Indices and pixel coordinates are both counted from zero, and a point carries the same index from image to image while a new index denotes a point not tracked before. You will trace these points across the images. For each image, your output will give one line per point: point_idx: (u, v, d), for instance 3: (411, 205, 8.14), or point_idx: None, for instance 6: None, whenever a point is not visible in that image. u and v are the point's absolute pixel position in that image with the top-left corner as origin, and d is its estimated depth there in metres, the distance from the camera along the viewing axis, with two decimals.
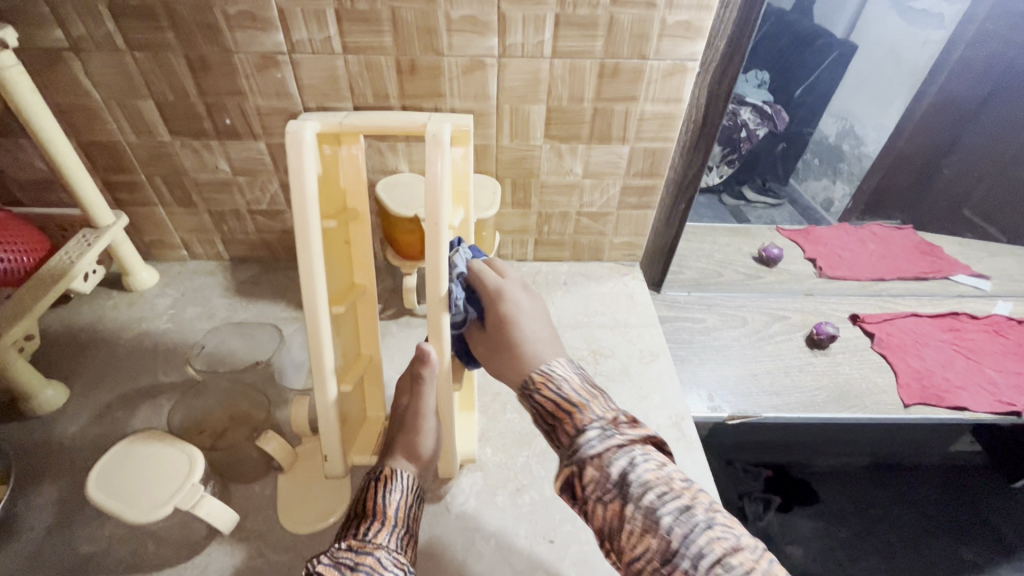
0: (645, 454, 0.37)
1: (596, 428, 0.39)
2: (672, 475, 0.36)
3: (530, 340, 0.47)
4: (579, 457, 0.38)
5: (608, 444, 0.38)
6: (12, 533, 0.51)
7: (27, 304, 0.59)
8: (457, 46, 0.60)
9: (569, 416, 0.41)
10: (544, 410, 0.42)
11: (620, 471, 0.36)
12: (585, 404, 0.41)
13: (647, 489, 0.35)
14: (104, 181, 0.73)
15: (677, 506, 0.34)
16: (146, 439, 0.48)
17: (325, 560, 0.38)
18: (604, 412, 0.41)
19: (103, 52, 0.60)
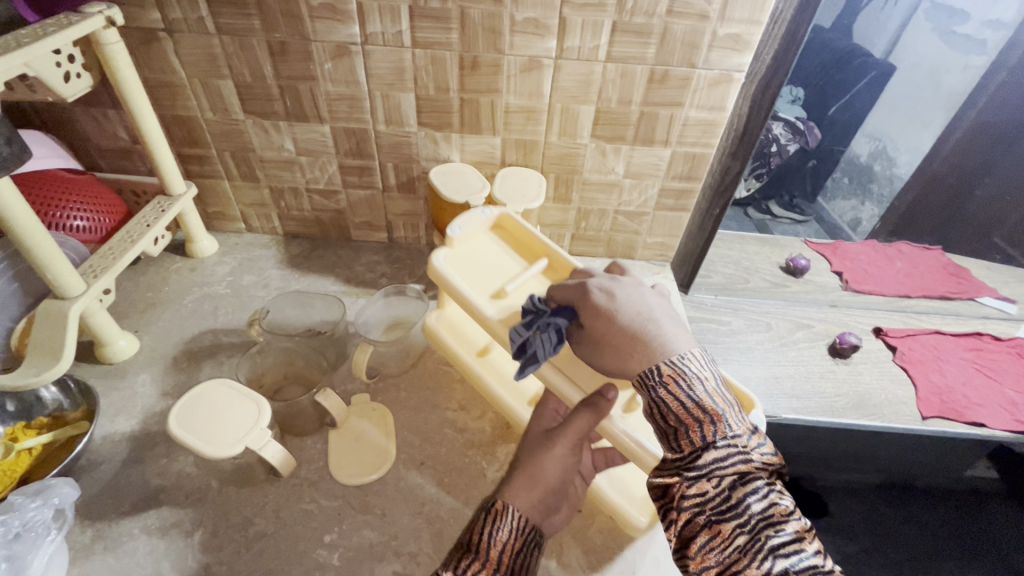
0: (768, 488, 0.36)
1: (724, 448, 0.37)
2: (794, 516, 0.35)
3: (622, 319, 0.44)
4: (700, 469, 0.37)
5: (734, 469, 0.36)
6: (92, 463, 0.57)
7: (109, 261, 0.64)
8: (518, 45, 0.64)
9: (700, 422, 0.38)
10: (670, 409, 0.39)
11: (743, 497, 0.35)
12: (721, 416, 0.38)
13: (765, 523, 0.34)
14: (177, 153, 0.78)
15: (795, 550, 0.34)
16: (216, 387, 0.54)
17: None
18: (737, 428, 0.38)
19: (194, 34, 0.65)
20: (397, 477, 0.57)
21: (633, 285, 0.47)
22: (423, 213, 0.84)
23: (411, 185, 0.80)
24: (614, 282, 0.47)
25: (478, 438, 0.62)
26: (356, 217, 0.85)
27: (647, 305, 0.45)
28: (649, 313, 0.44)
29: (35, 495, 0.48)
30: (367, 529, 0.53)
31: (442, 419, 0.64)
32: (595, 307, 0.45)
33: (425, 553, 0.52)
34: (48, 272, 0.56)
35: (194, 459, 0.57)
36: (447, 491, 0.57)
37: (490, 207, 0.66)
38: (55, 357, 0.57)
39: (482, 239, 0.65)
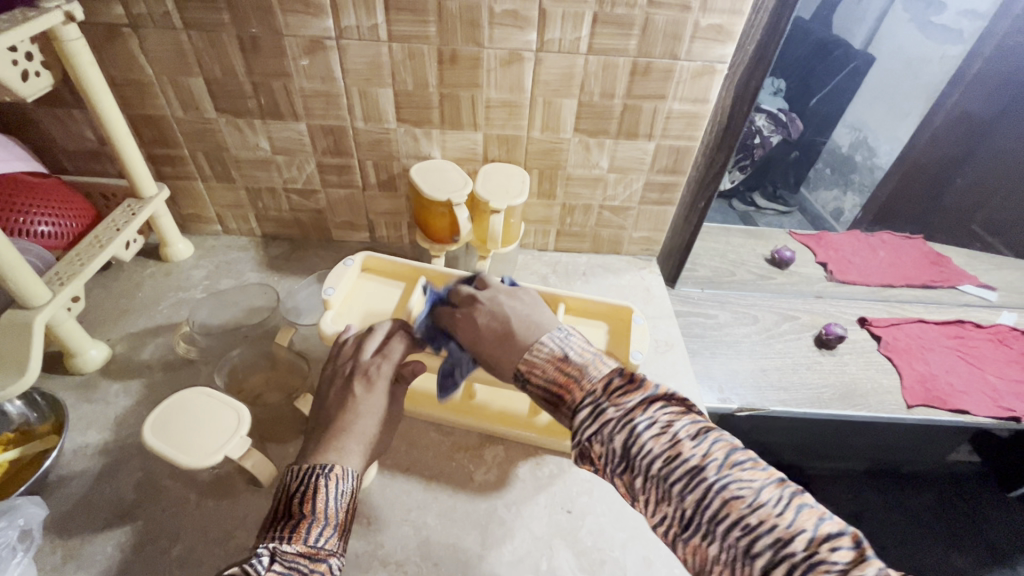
0: (644, 421, 0.37)
1: (590, 405, 0.39)
2: (675, 437, 0.36)
3: (505, 324, 0.46)
4: (580, 439, 0.39)
5: (606, 420, 0.38)
6: (62, 478, 0.54)
7: (76, 268, 0.61)
8: (498, 38, 0.63)
9: (570, 390, 0.41)
10: (545, 391, 0.42)
11: (623, 444, 0.37)
12: (582, 376, 0.41)
13: (651, 458, 0.36)
14: (148, 154, 0.76)
15: (686, 470, 0.35)
16: (195, 396, 0.52)
17: (278, 566, 0.38)
18: (598, 378, 0.40)
19: (160, 30, 0.62)
20: (381, 485, 0.56)
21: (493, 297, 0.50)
22: (405, 212, 0.82)
23: (392, 183, 0.78)
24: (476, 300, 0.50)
25: (464, 441, 0.61)
26: (336, 217, 0.83)
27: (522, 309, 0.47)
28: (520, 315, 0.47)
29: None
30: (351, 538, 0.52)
31: (427, 423, 0.62)
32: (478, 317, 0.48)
33: (411, 562, 0.51)
34: (10, 281, 0.53)
35: (170, 471, 0.55)
36: (434, 497, 0.56)
37: (352, 258, 0.66)
38: (21, 370, 0.54)
39: (361, 286, 0.66)
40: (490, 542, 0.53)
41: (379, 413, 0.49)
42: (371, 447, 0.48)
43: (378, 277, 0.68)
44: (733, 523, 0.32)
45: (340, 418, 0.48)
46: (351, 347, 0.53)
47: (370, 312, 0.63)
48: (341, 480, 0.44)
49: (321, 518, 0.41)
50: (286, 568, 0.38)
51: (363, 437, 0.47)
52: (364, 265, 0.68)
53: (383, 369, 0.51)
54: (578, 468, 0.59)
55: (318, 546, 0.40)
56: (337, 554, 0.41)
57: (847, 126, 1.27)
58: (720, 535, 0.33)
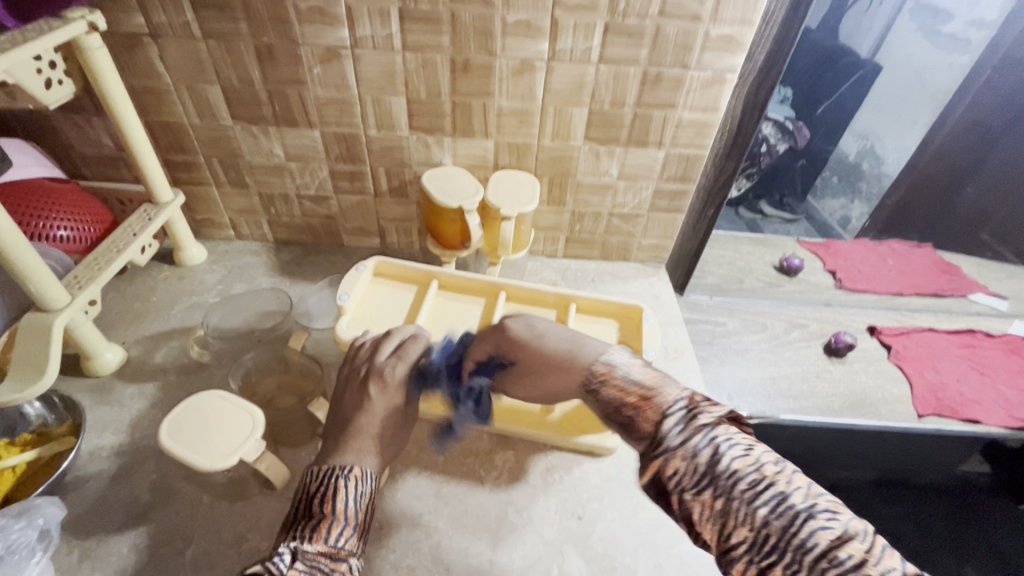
0: (727, 438, 0.36)
1: (680, 416, 0.37)
2: (763, 460, 0.35)
3: (549, 347, 0.47)
4: (662, 450, 0.36)
5: (689, 434, 0.36)
6: (78, 479, 0.55)
7: (94, 272, 0.62)
8: (510, 48, 0.64)
9: (648, 403, 0.39)
10: (616, 402, 0.41)
11: (709, 459, 0.35)
12: (659, 389, 0.40)
13: (739, 477, 0.34)
14: (164, 160, 0.77)
15: (774, 493, 0.33)
16: (212, 398, 0.53)
17: (300, 565, 0.38)
18: (679, 394, 0.39)
19: (179, 39, 0.64)
20: (392, 489, 0.57)
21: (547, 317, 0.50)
22: (416, 218, 0.83)
23: (403, 190, 0.79)
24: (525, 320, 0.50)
25: (475, 446, 0.61)
26: (347, 222, 0.84)
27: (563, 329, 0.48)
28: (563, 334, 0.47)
29: (19, 516, 0.47)
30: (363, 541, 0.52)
31: (438, 427, 0.63)
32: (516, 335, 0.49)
33: (423, 566, 0.51)
34: (31, 284, 0.54)
35: (183, 473, 0.56)
36: (444, 502, 0.56)
37: (364, 263, 0.67)
38: (39, 372, 0.55)
39: (373, 291, 0.67)
40: (501, 548, 0.53)
41: (394, 415, 0.49)
42: (387, 449, 0.48)
43: (389, 281, 0.69)
44: (821, 554, 0.31)
45: (357, 419, 0.48)
46: (367, 348, 0.54)
47: (382, 317, 0.64)
48: (360, 481, 0.44)
49: (342, 519, 0.42)
50: (308, 567, 0.38)
51: (380, 439, 0.48)
52: (375, 270, 0.68)
53: (398, 369, 0.51)
54: (588, 474, 0.59)
55: (339, 546, 0.40)
56: (357, 554, 0.42)
57: (855, 133, 1.28)
58: (808, 568, 0.30)
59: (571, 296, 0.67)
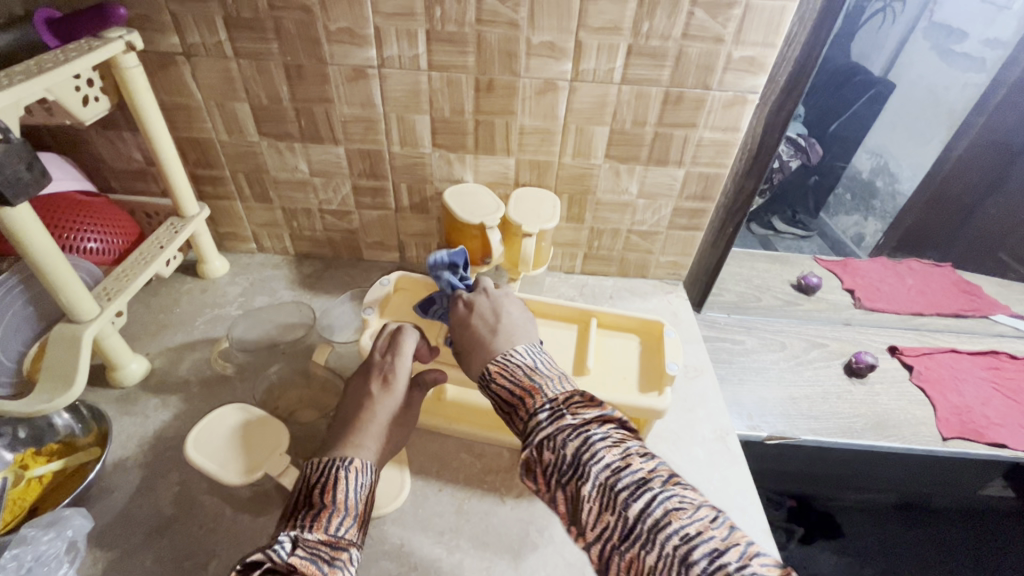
0: (600, 433, 0.39)
1: (549, 410, 0.42)
2: (628, 450, 0.39)
3: (478, 334, 0.50)
4: (534, 440, 0.41)
5: (562, 425, 0.40)
6: (103, 490, 0.55)
7: (123, 284, 0.63)
8: (534, 68, 0.65)
9: (525, 400, 0.43)
10: (506, 395, 0.45)
11: (574, 452, 0.39)
12: (539, 388, 0.43)
13: (597, 468, 0.38)
14: (192, 175, 0.78)
15: (634, 480, 0.37)
16: (238, 412, 0.55)
17: (300, 551, 0.39)
18: (557, 392, 0.43)
19: (211, 58, 0.65)
20: (413, 506, 0.57)
21: (512, 300, 0.54)
22: (436, 233, 0.84)
23: (424, 205, 0.80)
24: (481, 297, 0.54)
25: (495, 463, 0.61)
26: (368, 236, 0.85)
27: (501, 315, 0.51)
28: (492, 321, 0.51)
29: (48, 527, 0.48)
30: (385, 559, 0.52)
31: (459, 444, 0.63)
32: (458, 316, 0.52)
33: None
34: (63, 296, 0.55)
35: (207, 486, 0.56)
36: (465, 519, 0.56)
37: (387, 276, 0.67)
38: (68, 383, 0.56)
39: (396, 305, 0.67)
40: (522, 567, 0.52)
41: (394, 412, 0.51)
42: (383, 444, 0.50)
43: (412, 295, 0.69)
44: (670, 532, 0.34)
45: (359, 414, 0.50)
46: (386, 342, 0.55)
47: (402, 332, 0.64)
48: (360, 473, 0.46)
49: (341, 509, 0.44)
50: (308, 553, 0.40)
51: (378, 435, 0.50)
52: (398, 284, 0.69)
53: (398, 370, 0.53)
54: None
55: (338, 536, 0.42)
56: (357, 544, 0.43)
57: (868, 151, 1.27)
58: (660, 547, 0.34)
59: (591, 311, 0.67)
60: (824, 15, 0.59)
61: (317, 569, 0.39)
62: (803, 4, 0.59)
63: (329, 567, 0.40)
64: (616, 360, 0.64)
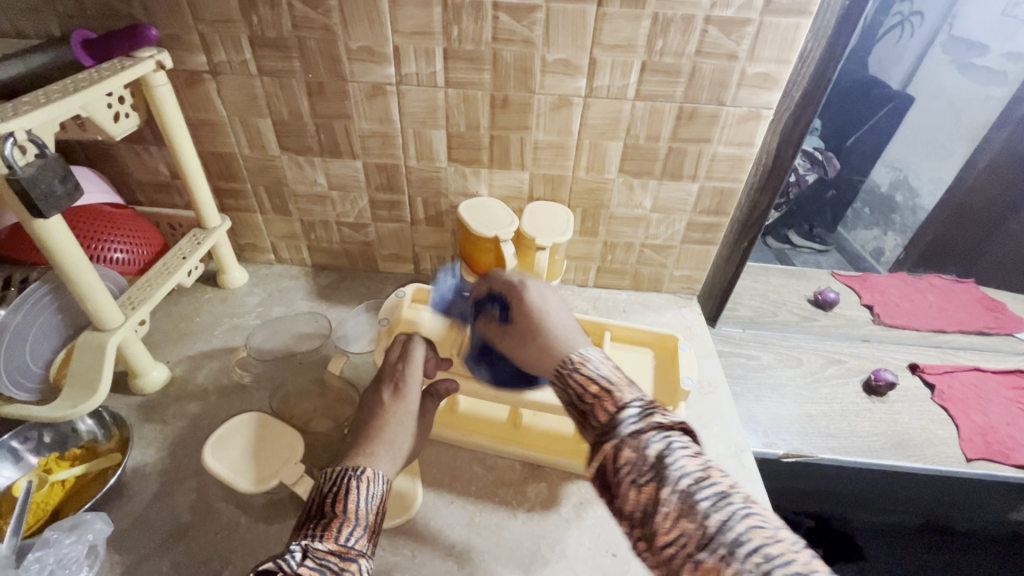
0: (680, 441, 0.41)
1: (637, 411, 0.43)
2: (708, 463, 0.40)
3: (540, 320, 0.51)
4: (617, 437, 0.42)
5: (647, 427, 0.42)
6: (122, 495, 0.57)
7: (146, 294, 0.65)
8: (548, 85, 0.66)
9: (606, 398, 0.44)
10: (579, 393, 0.46)
11: (658, 454, 0.40)
12: (622, 388, 0.45)
13: (682, 472, 0.38)
14: (214, 188, 0.81)
15: (715, 491, 0.37)
16: (258, 421, 0.57)
17: (310, 562, 0.39)
18: (639, 395, 0.44)
19: (236, 75, 0.68)
20: (425, 517, 0.57)
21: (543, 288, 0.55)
22: (450, 245, 0.85)
23: (439, 218, 0.81)
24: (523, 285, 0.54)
25: (507, 477, 0.61)
26: (383, 249, 0.86)
27: (557, 314, 0.52)
28: (553, 318, 0.51)
29: (70, 531, 0.50)
30: (396, 571, 0.52)
31: (471, 456, 0.63)
32: (524, 305, 0.52)
33: None
34: (89, 304, 0.57)
35: (223, 494, 0.57)
36: (477, 532, 0.56)
37: (403, 288, 0.70)
38: (93, 389, 0.58)
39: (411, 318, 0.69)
40: None
41: (406, 420, 0.52)
42: (398, 454, 0.50)
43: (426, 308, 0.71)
44: (752, 547, 0.34)
45: (378, 423, 0.51)
46: (396, 353, 0.57)
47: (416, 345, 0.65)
48: (371, 483, 0.46)
49: (353, 519, 0.44)
50: (317, 564, 0.40)
51: (391, 445, 0.50)
52: (413, 296, 0.71)
53: (411, 379, 0.54)
54: None
55: (348, 546, 0.42)
56: (366, 555, 0.43)
57: (887, 164, 1.33)
58: (739, 558, 0.34)
59: (604, 324, 0.68)
60: (839, 31, 0.59)
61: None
62: (817, 21, 0.59)
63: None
64: (629, 374, 0.64)
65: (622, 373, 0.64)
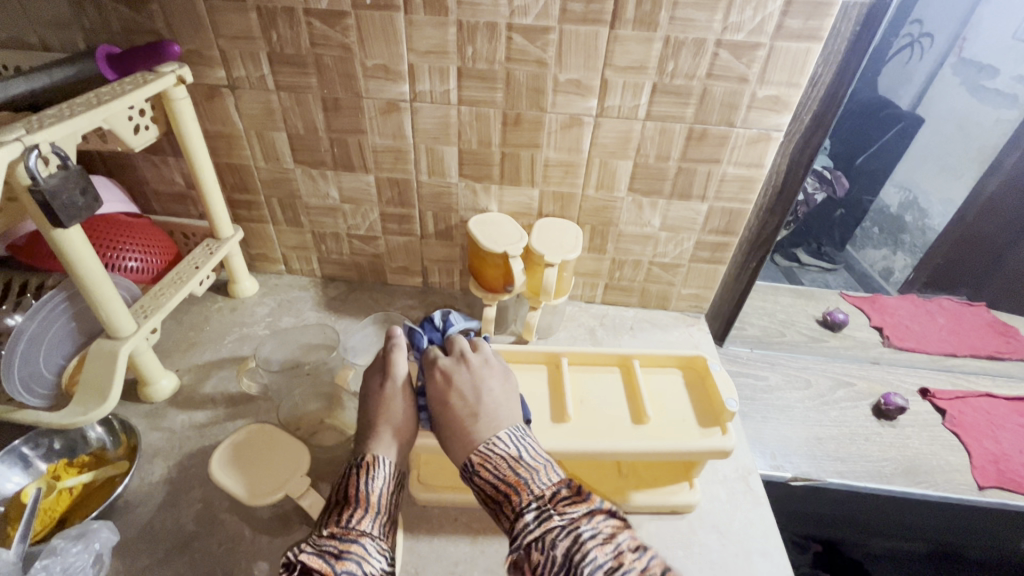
0: (588, 531, 0.40)
1: (537, 509, 0.42)
2: (620, 549, 0.39)
3: (452, 404, 0.51)
4: (521, 541, 0.41)
5: (551, 523, 0.41)
6: (129, 504, 0.57)
7: (159, 303, 0.65)
8: (560, 104, 0.66)
9: (512, 496, 0.44)
10: (490, 485, 0.45)
11: (565, 550, 0.39)
12: (526, 484, 0.44)
13: (590, 565, 0.38)
14: (228, 199, 0.82)
15: None
16: (259, 432, 0.57)
17: (309, 548, 0.42)
18: (544, 487, 0.44)
19: (254, 90, 0.69)
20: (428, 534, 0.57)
21: (477, 367, 0.54)
22: (459, 259, 0.85)
23: (449, 233, 0.82)
24: (458, 364, 0.54)
25: None
26: (392, 262, 0.87)
27: (481, 391, 0.52)
28: (472, 399, 0.51)
29: (77, 538, 0.50)
30: None
31: None
32: (441, 392, 0.52)
33: None
34: (103, 312, 0.58)
35: (227, 505, 0.57)
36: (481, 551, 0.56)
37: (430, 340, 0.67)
38: (103, 397, 0.58)
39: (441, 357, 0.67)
40: None
41: (406, 400, 0.53)
42: (404, 436, 0.51)
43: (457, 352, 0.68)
44: None
45: (376, 413, 0.51)
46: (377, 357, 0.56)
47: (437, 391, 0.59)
48: (373, 467, 0.48)
49: (356, 502, 0.45)
50: (317, 549, 0.41)
51: (396, 428, 0.51)
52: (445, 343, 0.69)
53: (401, 356, 0.55)
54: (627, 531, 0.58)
55: (350, 527, 0.44)
56: (372, 535, 0.44)
57: (896, 185, 1.32)
58: None
59: (630, 353, 0.66)
60: (849, 56, 0.60)
61: (322, 563, 0.40)
62: (828, 46, 0.60)
63: (338, 559, 0.41)
64: (667, 399, 0.62)
65: (660, 399, 0.62)
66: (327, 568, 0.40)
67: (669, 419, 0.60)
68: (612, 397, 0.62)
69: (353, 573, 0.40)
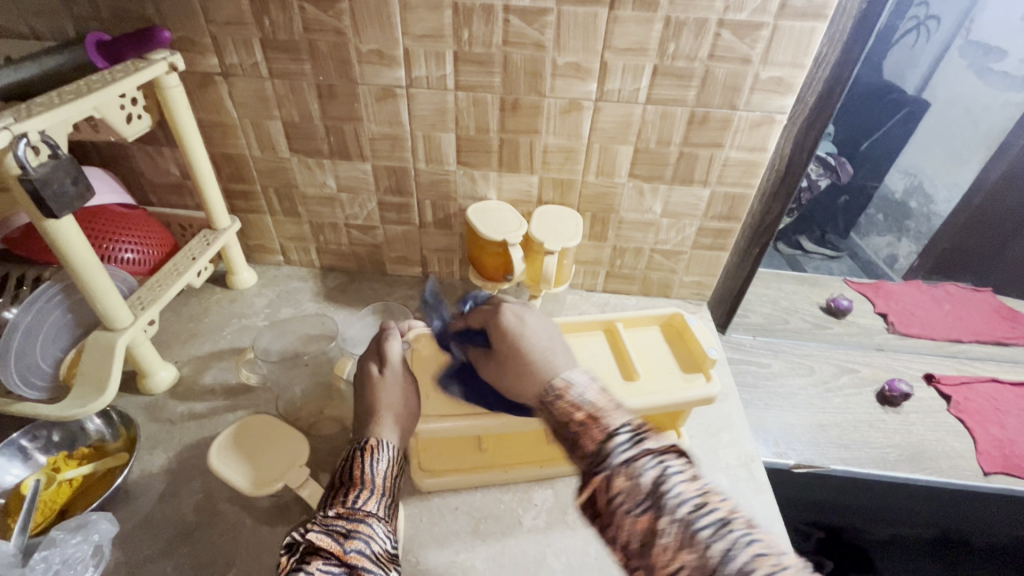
0: (676, 465, 0.35)
1: (628, 434, 0.37)
2: (706, 486, 0.35)
3: (524, 344, 0.45)
4: (609, 465, 0.35)
5: (643, 450, 0.36)
6: (129, 495, 0.57)
7: (158, 293, 0.65)
8: (559, 88, 0.65)
9: (593, 424, 0.38)
10: (567, 416, 0.39)
11: (654, 482, 0.34)
12: (609, 412, 0.38)
13: (681, 501, 0.33)
14: (224, 189, 0.81)
15: (716, 520, 0.33)
16: (257, 422, 0.57)
17: (317, 528, 0.41)
18: (628, 417, 0.38)
19: (247, 77, 0.68)
20: (430, 522, 0.57)
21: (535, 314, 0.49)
22: (458, 248, 0.85)
23: (448, 221, 0.81)
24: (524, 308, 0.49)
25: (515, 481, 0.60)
26: (392, 251, 0.86)
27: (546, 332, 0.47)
28: (540, 340, 0.46)
29: (76, 530, 0.50)
30: None
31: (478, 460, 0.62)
32: (503, 326, 0.47)
33: None
34: (99, 303, 0.57)
35: (226, 495, 0.57)
36: (482, 539, 0.55)
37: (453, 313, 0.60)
38: (100, 389, 0.58)
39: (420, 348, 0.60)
40: None
41: (403, 382, 0.52)
42: (404, 420, 0.51)
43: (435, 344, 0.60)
44: None
45: (374, 399, 0.50)
46: (370, 350, 0.55)
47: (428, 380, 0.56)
48: (377, 451, 0.48)
49: (362, 484, 0.45)
50: (325, 529, 0.41)
51: (395, 411, 0.50)
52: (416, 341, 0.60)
53: (391, 344, 0.53)
54: None
55: (356, 507, 0.44)
56: (377, 515, 0.44)
57: (902, 170, 1.29)
58: None
59: (612, 316, 0.65)
60: (854, 37, 0.58)
61: (331, 543, 0.40)
62: (832, 25, 0.58)
63: (346, 539, 0.41)
64: (651, 355, 0.62)
65: (645, 356, 0.62)
66: (336, 548, 0.40)
67: (657, 375, 0.59)
68: (600, 357, 0.61)
69: (362, 553, 0.41)
